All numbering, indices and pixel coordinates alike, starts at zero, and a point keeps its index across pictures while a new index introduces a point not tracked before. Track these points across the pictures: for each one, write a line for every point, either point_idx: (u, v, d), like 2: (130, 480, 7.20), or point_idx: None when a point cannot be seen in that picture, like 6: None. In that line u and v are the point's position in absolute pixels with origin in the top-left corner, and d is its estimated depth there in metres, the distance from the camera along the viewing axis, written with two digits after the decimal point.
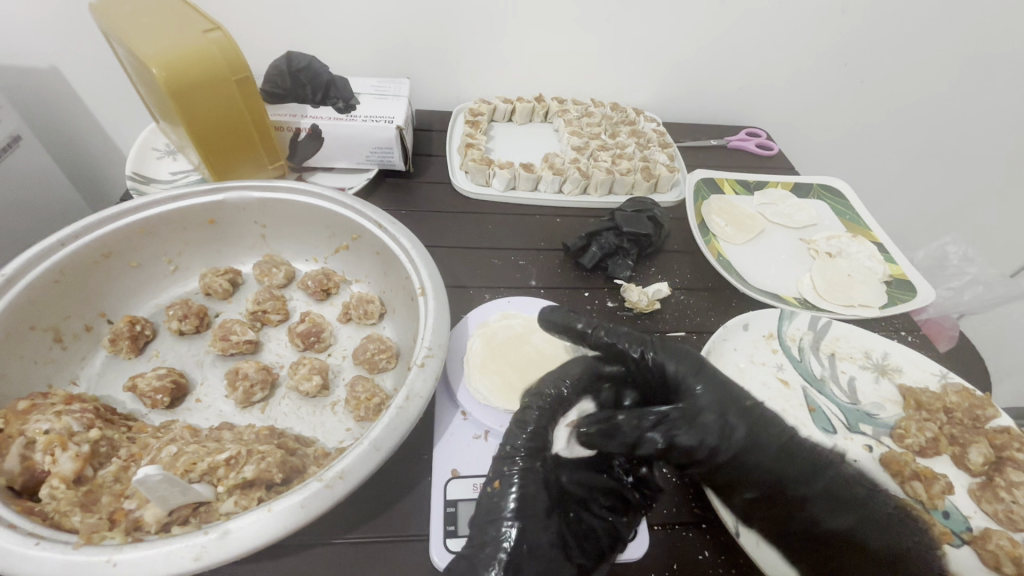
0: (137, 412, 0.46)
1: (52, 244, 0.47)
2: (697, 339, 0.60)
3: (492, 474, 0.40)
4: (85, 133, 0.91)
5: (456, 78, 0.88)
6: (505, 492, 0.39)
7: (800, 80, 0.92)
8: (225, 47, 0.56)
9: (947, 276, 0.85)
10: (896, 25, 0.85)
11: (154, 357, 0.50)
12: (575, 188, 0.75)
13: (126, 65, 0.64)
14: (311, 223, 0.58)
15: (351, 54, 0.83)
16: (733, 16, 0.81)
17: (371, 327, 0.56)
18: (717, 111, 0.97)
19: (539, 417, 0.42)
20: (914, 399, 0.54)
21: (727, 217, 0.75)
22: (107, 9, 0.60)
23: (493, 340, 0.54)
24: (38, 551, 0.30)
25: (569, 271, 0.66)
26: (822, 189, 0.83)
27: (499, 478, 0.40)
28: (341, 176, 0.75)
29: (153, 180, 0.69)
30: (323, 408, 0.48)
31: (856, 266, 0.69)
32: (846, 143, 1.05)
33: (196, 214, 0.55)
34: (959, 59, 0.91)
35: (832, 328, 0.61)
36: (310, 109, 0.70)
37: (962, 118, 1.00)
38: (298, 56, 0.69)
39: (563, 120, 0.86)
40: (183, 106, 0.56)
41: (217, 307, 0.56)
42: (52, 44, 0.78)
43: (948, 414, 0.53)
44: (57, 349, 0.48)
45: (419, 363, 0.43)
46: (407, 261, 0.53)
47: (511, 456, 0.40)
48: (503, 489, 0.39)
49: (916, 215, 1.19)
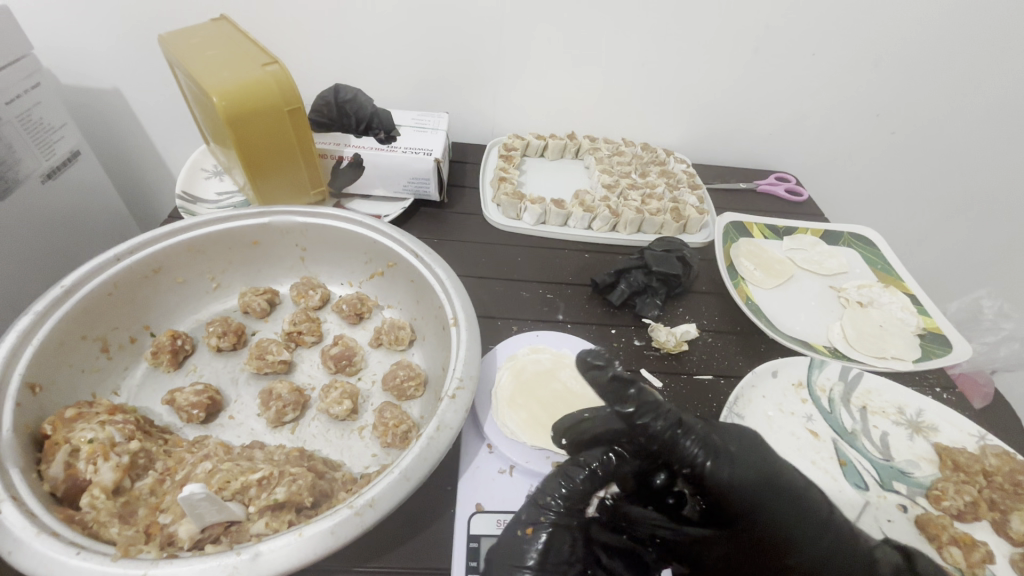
0: (173, 426, 0.47)
1: (108, 258, 0.49)
2: (725, 384, 0.59)
3: (525, 517, 0.41)
4: (140, 150, 0.96)
5: (492, 113, 0.92)
6: (534, 539, 0.39)
7: (830, 128, 0.93)
8: (281, 79, 0.59)
9: (983, 331, 0.83)
10: (929, 79, 0.86)
11: (191, 371, 0.52)
12: (604, 226, 0.76)
13: (187, 92, 0.68)
14: (350, 248, 0.60)
15: (395, 87, 0.87)
16: (766, 65, 0.84)
17: (400, 353, 0.56)
18: (748, 155, 0.98)
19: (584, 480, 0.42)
20: (950, 462, 0.53)
21: (756, 261, 0.75)
22: (177, 42, 0.64)
23: (521, 374, 0.55)
24: (79, 561, 0.31)
25: (596, 307, 0.66)
26: (853, 238, 0.82)
27: (531, 525, 0.40)
28: (378, 203, 0.77)
29: (199, 200, 0.72)
30: (350, 432, 0.49)
31: (888, 317, 0.68)
32: (875, 190, 1.05)
33: (241, 236, 0.57)
34: (993, 113, 0.91)
35: (864, 380, 0.59)
36: (353, 139, 0.73)
37: (997, 171, 0.99)
38: (345, 88, 0.72)
39: (593, 158, 0.88)
40: (238, 133, 0.59)
41: (254, 325, 0.57)
42: (120, 68, 0.84)
43: (991, 480, 0.51)
44: (104, 358, 0.49)
45: (450, 394, 0.44)
46: (441, 290, 0.54)
47: (546, 506, 0.41)
48: (536, 536, 0.40)
49: (950, 265, 1.16)
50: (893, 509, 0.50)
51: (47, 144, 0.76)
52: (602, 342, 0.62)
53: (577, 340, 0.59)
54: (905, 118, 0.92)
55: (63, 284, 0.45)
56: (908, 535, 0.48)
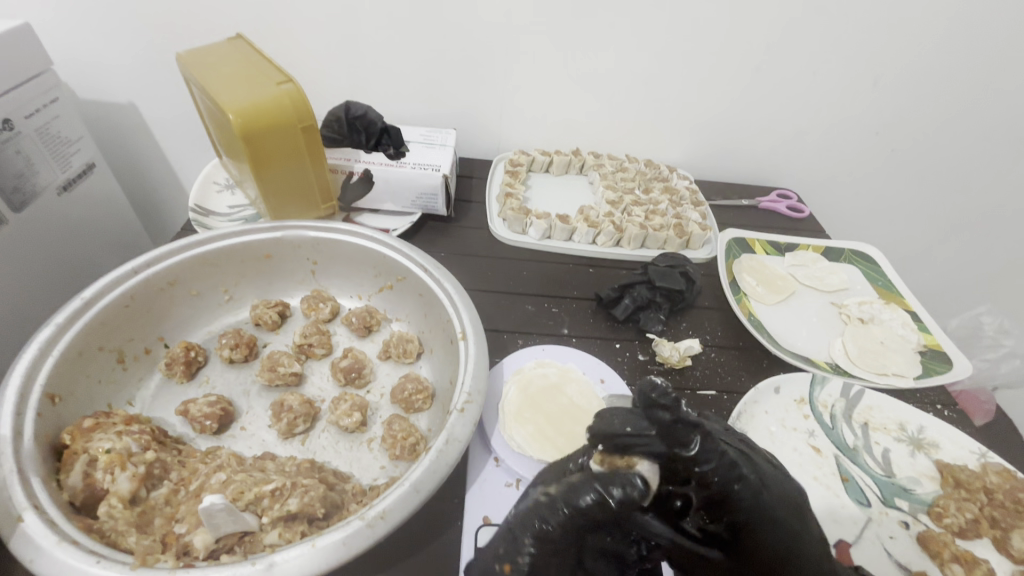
0: (186, 436, 0.48)
1: (127, 271, 0.51)
2: (728, 399, 0.60)
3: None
4: (154, 162, 0.98)
5: (499, 130, 0.94)
6: None
7: (830, 146, 0.95)
8: (295, 97, 0.61)
9: (983, 348, 0.84)
10: (927, 99, 0.88)
11: (204, 383, 0.53)
12: (608, 241, 0.77)
13: (202, 109, 0.70)
14: (360, 262, 0.61)
15: (405, 104, 0.89)
16: (767, 85, 0.86)
17: (408, 366, 0.57)
18: (750, 171, 1.00)
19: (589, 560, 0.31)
20: (953, 479, 0.53)
21: (758, 277, 0.76)
22: (194, 61, 0.66)
23: (528, 388, 0.55)
24: (99, 569, 0.32)
25: (601, 322, 0.67)
26: (854, 254, 0.83)
27: None
28: (387, 218, 0.79)
29: (212, 213, 0.74)
30: (359, 444, 0.50)
31: (889, 333, 0.69)
32: (876, 207, 1.06)
33: (254, 249, 0.58)
34: (991, 133, 0.93)
35: (866, 396, 0.60)
36: (363, 154, 0.75)
37: (996, 189, 1.01)
38: (355, 105, 0.73)
39: (598, 174, 0.90)
40: (252, 149, 0.61)
41: (265, 337, 0.58)
42: (138, 84, 0.86)
43: (992, 498, 0.51)
44: (120, 369, 0.51)
45: (459, 408, 0.44)
46: (449, 304, 0.55)
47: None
48: None
49: (950, 280, 1.17)
50: (895, 525, 0.50)
51: (64, 157, 0.78)
52: (607, 356, 0.63)
53: (583, 354, 0.60)
54: (905, 137, 0.93)
55: (83, 297, 0.47)
56: (910, 551, 0.49)
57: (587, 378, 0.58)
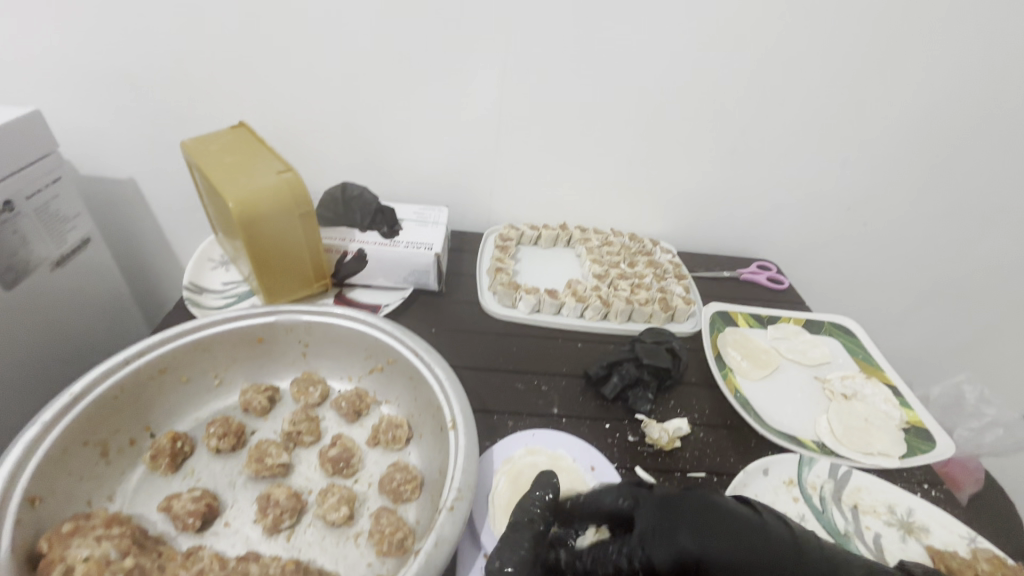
0: (167, 534, 0.47)
1: (118, 361, 0.51)
2: (718, 482, 0.60)
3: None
4: (149, 235, 1.00)
5: (489, 205, 0.98)
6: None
7: (803, 220, 1.00)
8: (294, 185, 0.63)
9: (968, 418, 0.85)
10: (891, 177, 0.94)
11: (189, 475, 0.52)
12: (595, 315, 0.79)
13: (202, 191, 0.72)
14: (350, 345, 0.62)
15: (400, 182, 0.93)
16: (741, 164, 0.92)
17: (397, 453, 0.57)
18: (729, 244, 1.04)
19: (530, 531, 0.48)
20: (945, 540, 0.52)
21: (742, 350, 0.78)
22: (199, 149, 0.69)
23: (519, 479, 0.56)
24: None
25: (590, 400, 0.68)
26: (833, 327, 0.86)
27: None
28: (379, 292, 0.80)
29: (206, 291, 0.75)
30: (346, 540, 0.48)
31: (872, 410, 0.70)
32: (852, 277, 1.10)
33: (247, 334, 0.59)
34: (953, 208, 0.99)
35: (853, 478, 0.61)
36: (358, 233, 0.77)
37: (962, 259, 1.06)
38: (352, 187, 0.80)
39: (584, 248, 0.93)
40: (250, 233, 0.63)
41: (253, 424, 0.57)
42: (144, 163, 0.90)
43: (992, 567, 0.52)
44: (102, 464, 0.50)
45: (448, 506, 0.44)
46: (439, 391, 0.55)
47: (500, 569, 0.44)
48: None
49: (927, 346, 1.21)
50: None
51: (61, 233, 0.80)
52: (597, 438, 0.63)
53: (574, 439, 0.61)
54: (873, 212, 0.99)
55: (72, 392, 0.47)
56: None
57: (578, 466, 0.58)
